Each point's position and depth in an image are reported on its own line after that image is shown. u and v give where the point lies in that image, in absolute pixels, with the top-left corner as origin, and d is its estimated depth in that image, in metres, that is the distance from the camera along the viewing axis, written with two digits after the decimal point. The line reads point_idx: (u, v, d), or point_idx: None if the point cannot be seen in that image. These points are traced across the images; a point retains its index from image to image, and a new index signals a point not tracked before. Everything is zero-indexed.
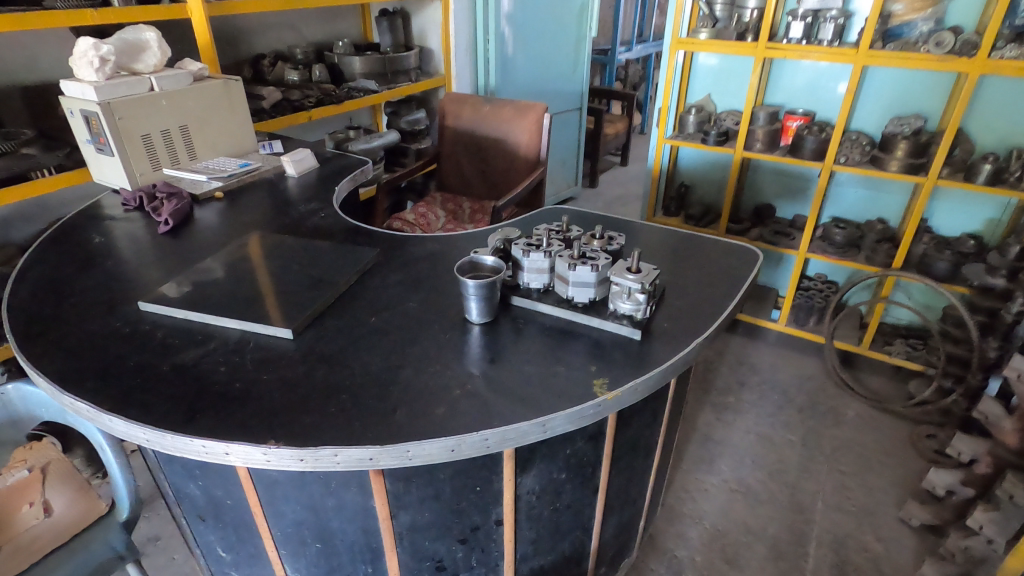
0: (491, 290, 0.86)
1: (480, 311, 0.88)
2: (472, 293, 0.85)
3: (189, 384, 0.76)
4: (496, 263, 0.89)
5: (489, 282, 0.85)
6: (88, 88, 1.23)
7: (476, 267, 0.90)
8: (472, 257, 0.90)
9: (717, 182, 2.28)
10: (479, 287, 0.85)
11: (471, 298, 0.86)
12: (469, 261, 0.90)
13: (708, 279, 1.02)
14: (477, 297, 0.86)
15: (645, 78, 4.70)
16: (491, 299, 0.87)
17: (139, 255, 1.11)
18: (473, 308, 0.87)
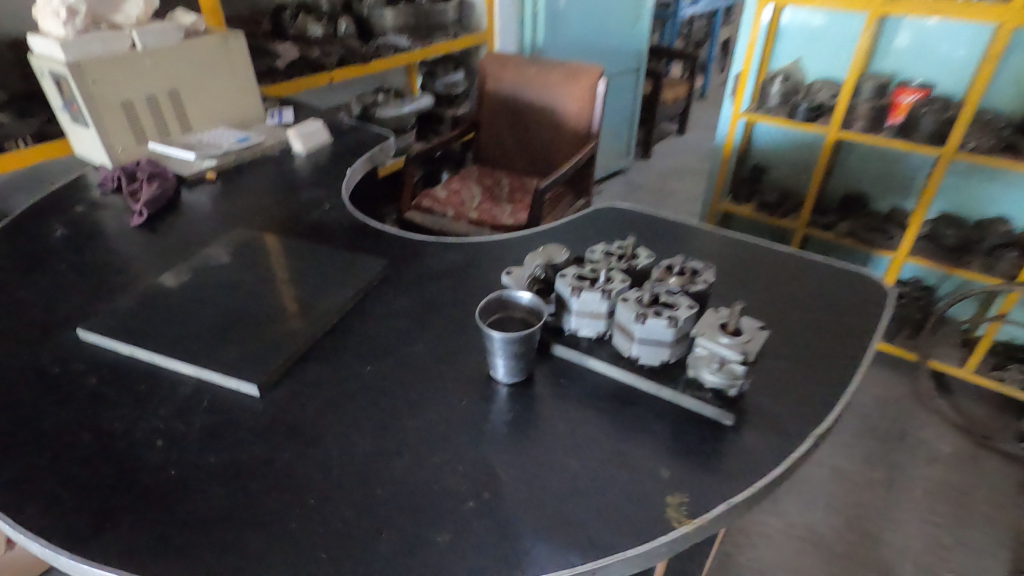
0: (525, 344, 0.63)
1: (509, 369, 0.65)
2: (499, 347, 0.62)
3: (112, 465, 0.56)
4: (534, 303, 0.65)
5: (523, 335, 0.61)
6: (54, 45, 1.03)
7: (506, 308, 0.67)
8: (502, 292, 0.66)
9: (799, 165, 1.93)
10: (508, 341, 0.61)
11: (498, 353, 0.63)
12: (498, 297, 0.66)
13: (821, 326, 0.75)
14: (506, 353, 0.63)
15: (709, 35, 4.24)
16: (525, 355, 0.64)
17: (102, 253, 0.92)
18: (500, 364, 0.64)
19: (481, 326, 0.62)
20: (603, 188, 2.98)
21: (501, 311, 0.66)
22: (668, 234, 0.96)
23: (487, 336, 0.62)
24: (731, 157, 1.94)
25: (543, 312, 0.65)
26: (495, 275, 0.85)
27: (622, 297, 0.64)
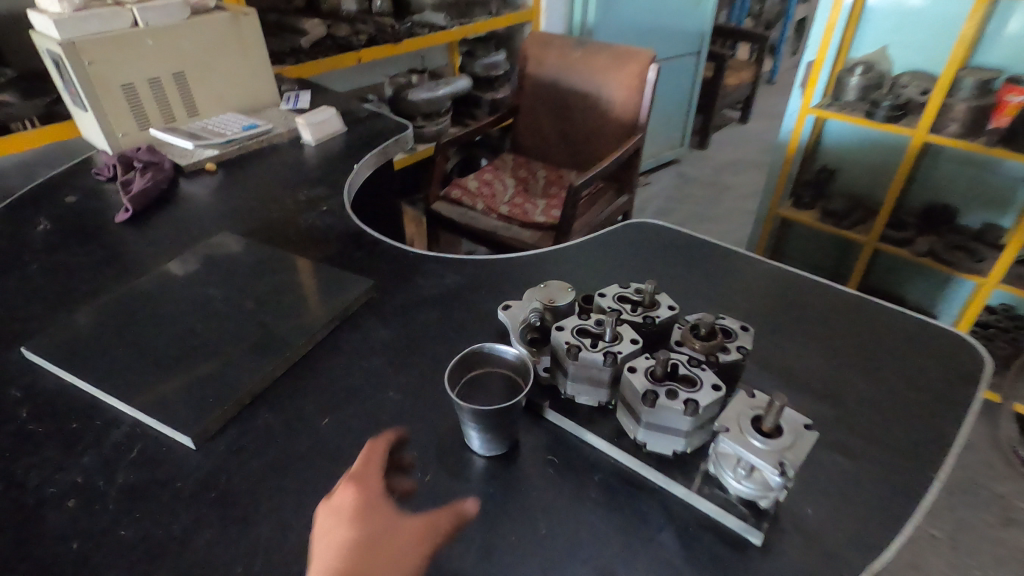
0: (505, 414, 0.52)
1: (487, 442, 0.54)
2: (471, 419, 0.51)
3: (11, 530, 0.49)
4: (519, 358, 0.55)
5: (501, 405, 0.50)
6: (48, 22, 0.96)
7: (483, 365, 0.56)
8: (480, 346, 0.56)
9: (876, 169, 1.70)
10: (483, 413, 0.50)
11: (470, 425, 0.52)
12: (474, 353, 0.55)
13: (889, 404, 0.59)
14: (481, 425, 0.51)
15: (783, 13, 3.88)
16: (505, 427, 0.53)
17: (78, 251, 0.85)
18: (475, 436, 0.53)
19: (448, 394, 0.50)
20: (651, 180, 2.78)
21: (476, 370, 0.56)
22: (707, 262, 0.81)
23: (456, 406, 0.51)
24: (796, 156, 1.73)
25: (528, 374, 0.54)
26: (494, 305, 0.73)
27: (629, 365, 0.51)
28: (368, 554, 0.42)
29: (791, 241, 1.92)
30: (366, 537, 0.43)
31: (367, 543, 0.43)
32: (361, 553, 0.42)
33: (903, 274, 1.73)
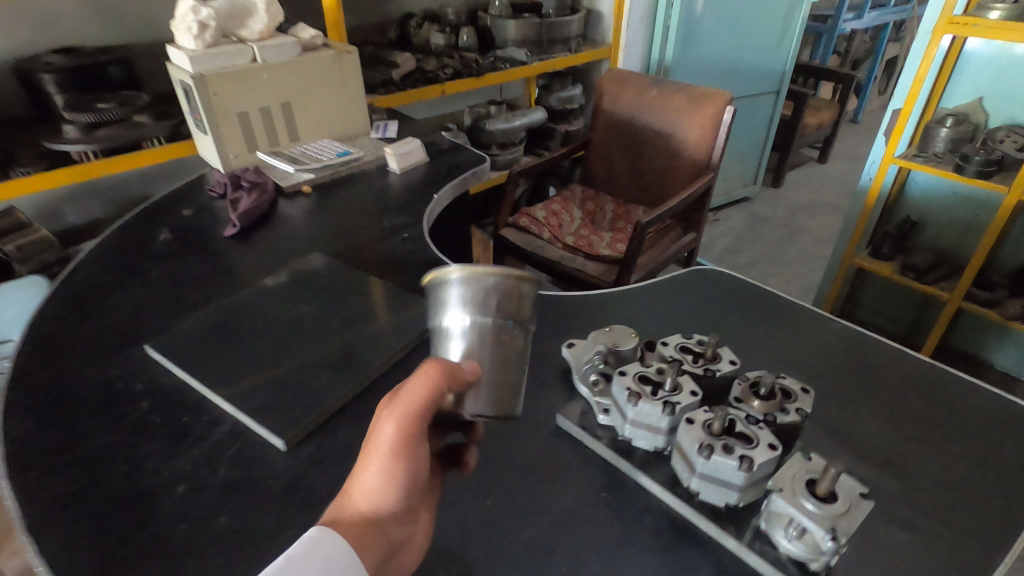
0: (490, 299, 0.50)
1: (466, 344, 0.51)
2: (455, 292, 0.50)
3: (130, 507, 0.56)
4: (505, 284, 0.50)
5: (491, 275, 0.49)
6: (184, 58, 1.10)
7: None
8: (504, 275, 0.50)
9: (964, 224, 1.62)
10: (470, 274, 0.49)
11: (449, 308, 0.51)
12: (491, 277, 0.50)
13: (958, 481, 0.58)
14: (462, 305, 0.50)
15: (872, 54, 3.76)
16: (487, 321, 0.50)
17: (192, 262, 0.96)
18: (455, 337, 0.51)
19: (434, 270, 0.52)
20: (720, 217, 2.75)
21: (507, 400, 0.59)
22: (771, 315, 0.82)
23: (441, 284, 0.51)
24: (876, 206, 1.69)
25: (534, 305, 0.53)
26: (558, 343, 0.77)
27: (688, 416, 0.53)
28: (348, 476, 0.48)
29: (867, 291, 1.85)
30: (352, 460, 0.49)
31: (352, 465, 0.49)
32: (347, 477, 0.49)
33: (991, 336, 1.63)
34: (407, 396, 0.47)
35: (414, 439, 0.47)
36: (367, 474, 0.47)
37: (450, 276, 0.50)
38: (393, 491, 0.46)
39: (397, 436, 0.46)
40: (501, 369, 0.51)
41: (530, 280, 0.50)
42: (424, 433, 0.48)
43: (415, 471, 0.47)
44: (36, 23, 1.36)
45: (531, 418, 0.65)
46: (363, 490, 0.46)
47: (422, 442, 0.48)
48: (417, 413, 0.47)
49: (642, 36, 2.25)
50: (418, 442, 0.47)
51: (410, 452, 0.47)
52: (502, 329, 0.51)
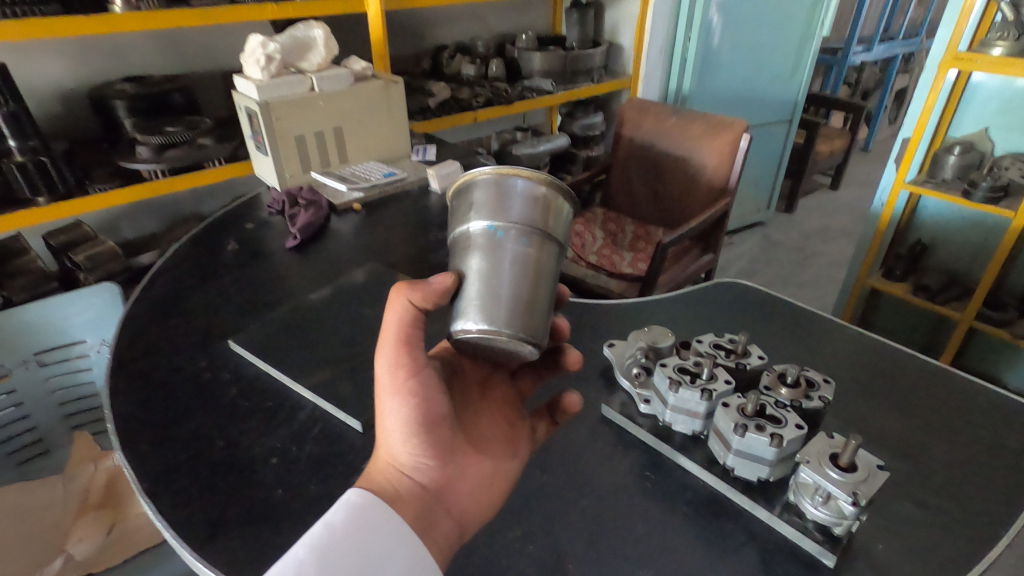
0: (515, 199, 0.50)
1: (484, 248, 0.50)
2: (479, 193, 0.51)
3: (232, 475, 0.64)
4: (530, 189, 0.50)
5: (521, 174, 0.50)
6: (252, 87, 1.21)
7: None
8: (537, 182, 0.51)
9: (974, 247, 1.69)
10: (500, 171, 0.50)
11: (471, 207, 0.51)
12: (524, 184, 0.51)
13: (965, 468, 0.65)
14: (484, 205, 0.51)
15: (882, 84, 3.87)
16: (508, 223, 0.50)
17: (260, 270, 1.06)
18: (472, 240, 0.51)
19: (462, 172, 0.53)
20: (735, 240, 2.83)
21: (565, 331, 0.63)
22: (791, 322, 0.89)
23: (470, 186, 0.52)
24: (888, 229, 1.76)
25: (565, 222, 0.53)
26: (598, 343, 0.85)
27: (723, 401, 0.61)
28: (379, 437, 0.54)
29: (880, 312, 1.91)
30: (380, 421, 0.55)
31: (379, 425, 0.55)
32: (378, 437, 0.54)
33: (1003, 356, 1.68)
34: (388, 336, 0.51)
35: (404, 372, 0.51)
36: (382, 424, 0.52)
37: (482, 176, 0.51)
38: (405, 428, 0.51)
39: (386, 376, 0.51)
40: (518, 282, 0.50)
41: (562, 192, 0.52)
42: (418, 361, 0.51)
43: (423, 402, 0.51)
44: (111, 54, 1.49)
45: (579, 408, 0.73)
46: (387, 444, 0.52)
47: (418, 370, 0.51)
48: (399, 347, 0.51)
49: (661, 68, 2.37)
50: (411, 372, 0.51)
51: (407, 386, 0.51)
52: (524, 237, 0.50)
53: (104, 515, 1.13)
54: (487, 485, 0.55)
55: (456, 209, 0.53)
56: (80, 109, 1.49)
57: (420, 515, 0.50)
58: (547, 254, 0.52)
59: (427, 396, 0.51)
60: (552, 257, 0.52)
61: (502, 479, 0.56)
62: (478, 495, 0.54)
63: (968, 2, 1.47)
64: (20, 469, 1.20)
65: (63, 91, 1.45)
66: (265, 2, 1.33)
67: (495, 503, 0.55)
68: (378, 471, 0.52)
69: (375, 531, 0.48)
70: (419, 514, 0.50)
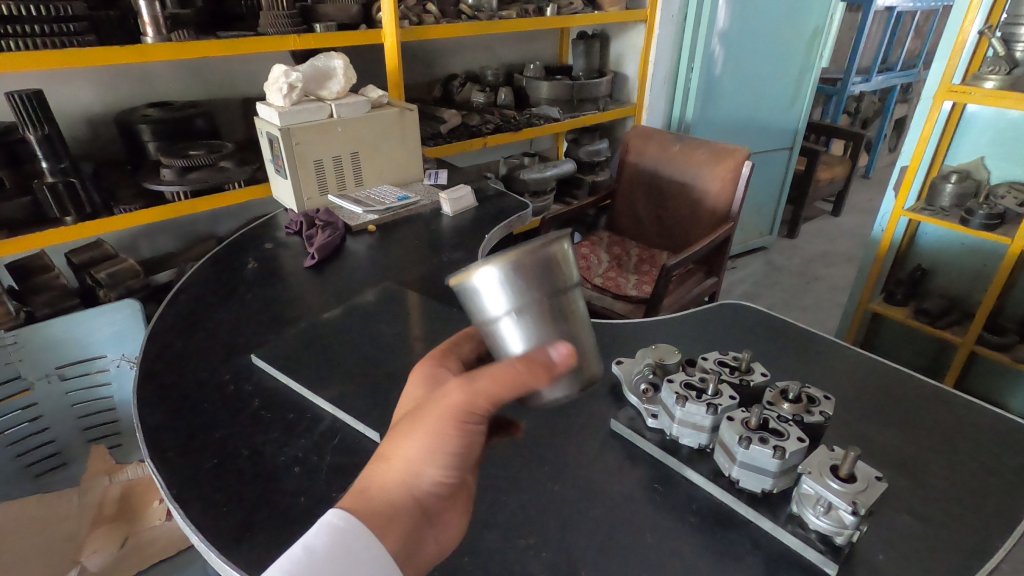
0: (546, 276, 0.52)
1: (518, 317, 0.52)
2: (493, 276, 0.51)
3: (258, 482, 0.67)
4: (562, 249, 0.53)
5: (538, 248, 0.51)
6: (274, 113, 1.27)
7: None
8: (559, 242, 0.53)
9: (972, 272, 1.72)
10: (510, 256, 0.50)
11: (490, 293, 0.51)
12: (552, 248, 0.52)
13: (962, 484, 0.67)
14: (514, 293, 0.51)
15: (882, 113, 3.95)
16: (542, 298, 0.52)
17: (279, 288, 1.10)
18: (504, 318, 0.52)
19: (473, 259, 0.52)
20: (738, 265, 2.87)
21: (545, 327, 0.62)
22: (792, 342, 0.93)
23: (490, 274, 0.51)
24: (887, 255, 1.80)
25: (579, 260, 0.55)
26: (606, 361, 0.88)
27: (728, 416, 0.64)
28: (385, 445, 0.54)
29: (882, 336, 1.94)
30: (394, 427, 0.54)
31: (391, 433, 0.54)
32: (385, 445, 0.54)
33: (1004, 381, 1.70)
34: (485, 382, 0.50)
35: (474, 418, 0.52)
36: (413, 445, 0.52)
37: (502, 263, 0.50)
38: (430, 459, 0.52)
39: (458, 412, 0.51)
40: (564, 338, 0.54)
41: (569, 240, 0.54)
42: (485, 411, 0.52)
43: (463, 444, 0.53)
44: (137, 81, 1.55)
45: (588, 422, 0.76)
46: (405, 460, 0.52)
47: (475, 421, 0.52)
48: (491, 397, 0.51)
49: (665, 96, 2.44)
50: (479, 418, 0.52)
51: (467, 426, 0.52)
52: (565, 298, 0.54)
53: (117, 528, 1.15)
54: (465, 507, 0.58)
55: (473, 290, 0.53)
56: (106, 133, 1.55)
57: (410, 538, 0.51)
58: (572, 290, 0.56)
59: (470, 438, 0.53)
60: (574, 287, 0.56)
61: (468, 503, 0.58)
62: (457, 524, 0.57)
63: (960, 36, 1.53)
64: (37, 481, 1.22)
65: (91, 116, 1.51)
66: (287, 33, 1.40)
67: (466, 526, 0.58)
68: (389, 486, 0.52)
69: (355, 558, 0.47)
70: (410, 539, 0.51)
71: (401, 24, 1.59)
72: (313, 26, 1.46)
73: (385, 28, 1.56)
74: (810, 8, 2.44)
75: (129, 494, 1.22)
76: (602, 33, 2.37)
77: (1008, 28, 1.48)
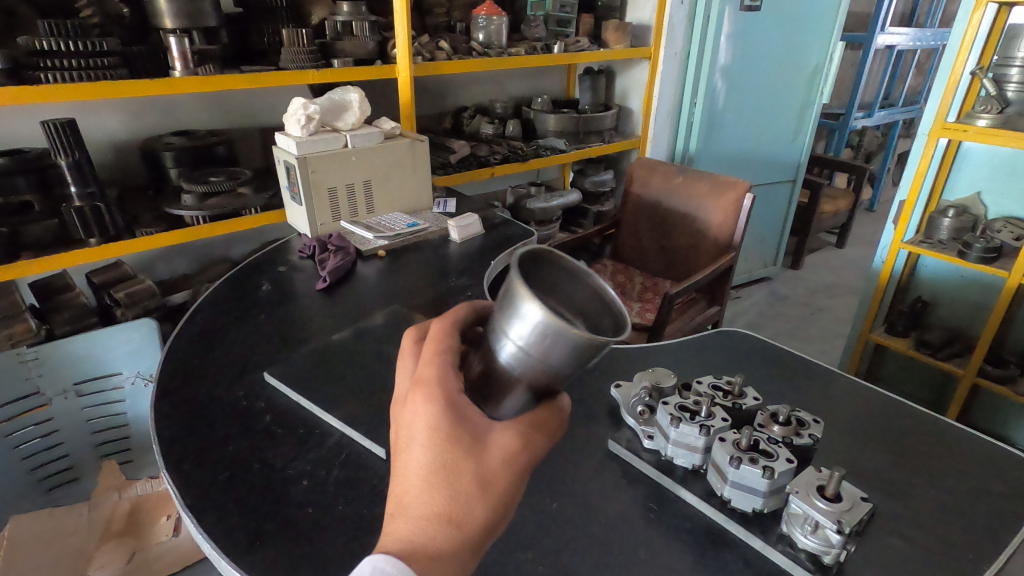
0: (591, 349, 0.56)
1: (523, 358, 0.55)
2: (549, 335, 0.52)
3: (268, 494, 0.70)
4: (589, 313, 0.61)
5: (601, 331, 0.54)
6: (292, 143, 1.33)
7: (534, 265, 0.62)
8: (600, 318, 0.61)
9: (972, 305, 1.74)
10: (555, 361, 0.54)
11: (530, 339, 0.53)
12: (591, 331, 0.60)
13: (951, 507, 0.69)
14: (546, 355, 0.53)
15: (884, 148, 4.01)
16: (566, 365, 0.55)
17: (291, 310, 1.15)
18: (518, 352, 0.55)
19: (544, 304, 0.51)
20: (742, 294, 2.89)
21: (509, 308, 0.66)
22: (787, 369, 0.95)
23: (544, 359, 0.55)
24: (888, 286, 1.82)
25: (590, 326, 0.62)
26: (606, 384, 0.91)
27: (720, 437, 0.67)
28: (434, 497, 0.48)
29: (885, 367, 1.95)
30: (440, 477, 0.48)
31: (438, 483, 0.48)
32: (431, 497, 0.48)
33: (1008, 413, 1.70)
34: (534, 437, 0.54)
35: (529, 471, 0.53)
36: (484, 505, 0.49)
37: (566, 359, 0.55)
38: (495, 511, 0.50)
39: (523, 465, 0.52)
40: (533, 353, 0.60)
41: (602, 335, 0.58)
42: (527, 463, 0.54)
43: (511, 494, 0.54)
44: (162, 111, 1.63)
45: (587, 443, 0.79)
46: (467, 514, 0.48)
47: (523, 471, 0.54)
48: (540, 454, 0.53)
49: (669, 129, 2.50)
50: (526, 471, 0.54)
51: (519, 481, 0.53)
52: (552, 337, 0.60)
53: (125, 544, 1.17)
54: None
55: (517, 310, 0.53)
56: (130, 160, 1.62)
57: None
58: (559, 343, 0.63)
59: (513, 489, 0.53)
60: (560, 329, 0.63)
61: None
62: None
63: (953, 78, 1.58)
64: (49, 494, 1.25)
65: (117, 143, 1.58)
66: (307, 68, 1.47)
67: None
68: (461, 546, 0.47)
69: None
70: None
71: (414, 60, 1.67)
72: (331, 62, 1.53)
73: (399, 63, 1.63)
74: (809, 47, 2.52)
75: (139, 510, 1.24)
76: (607, 68, 2.45)
77: (999, 69, 1.53)
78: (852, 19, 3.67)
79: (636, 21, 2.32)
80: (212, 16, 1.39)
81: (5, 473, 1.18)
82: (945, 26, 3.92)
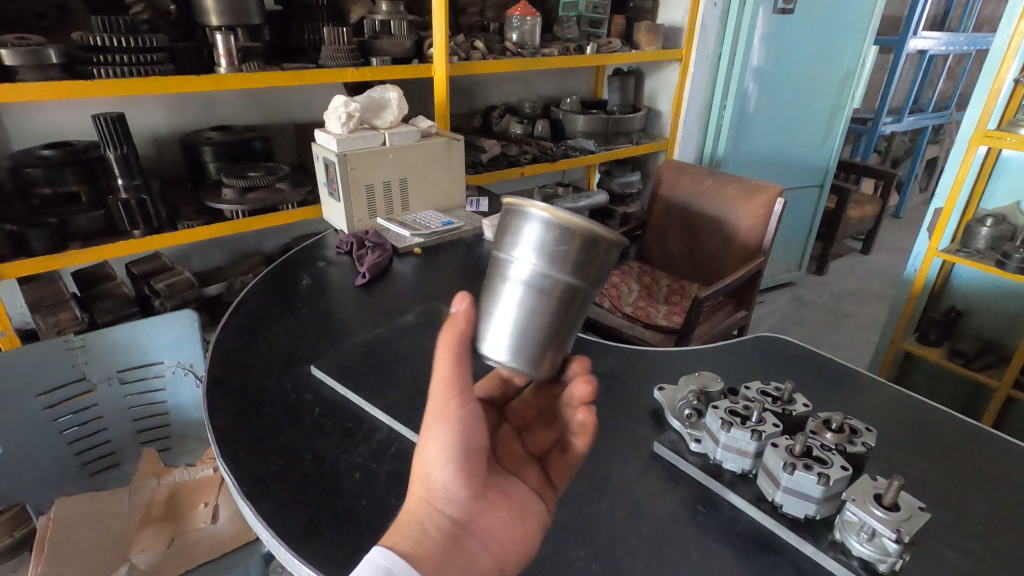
0: (571, 241, 0.53)
1: (520, 291, 0.56)
2: (535, 272, 0.55)
3: (323, 484, 0.72)
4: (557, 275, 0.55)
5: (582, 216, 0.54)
6: (332, 140, 1.35)
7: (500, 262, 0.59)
8: (571, 262, 0.54)
9: (1008, 316, 1.72)
10: (538, 296, 0.56)
11: (526, 257, 0.55)
12: (563, 288, 0.55)
13: (1004, 521, 0.69)
14: (540, 276, 0.55)
15: (912, 153, 3.95)
16: (566, 293, 0.55)
17: (332, 304, 1.17)
18: (514, 287, 0.57)
19: (511, 195, 0.56)
20: (766, 299, 2.87)
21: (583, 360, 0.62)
22: (826, 376, 0.95)
23: (530, 295, 0.56)
24: (921, 295, 1.80)
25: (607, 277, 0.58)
26: (649, 386, 0.92)
27: (772, 442, 0.68)
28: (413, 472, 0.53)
29: (915, 377, 1.93)
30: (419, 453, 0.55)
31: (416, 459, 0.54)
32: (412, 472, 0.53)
33: None
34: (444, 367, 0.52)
35: (455, 400, 0.51)
36: (417, 456, 0.51)
37: (537, 286, 0.56)
38: (441, 454, 0.50)
39: (432, 404, 0.52)
40: (536, 325, 0.57)
41: (558, 276, 0.54)
42: (468, 393, 0.52)
43: (467, 431, 0.51)
44: (202, 106, 1.66)
45: (633, 445, 0.79)
46: (420, 471, 0.51)
47: (466, 401, 0.52)
48: (448, 370, 0.51)
49: (698, 131, 2.49)
50: (461, 402, 0.51)
51: (452, 414, 0.51)
52: (549, 295, 0.56)
53: (164, 529, 1.20)
54: (518, 520, 0.55)
55: (503, 230, 0.58)
56: (171, 153, 1.65)
57: (457, 552, 0.49)
58: (578, 321, 0.58)
59: (472, 425, 0.51)
60: (583, 324, 0.59)
61: (530, 516, 0.56)
62: (510, 530, 0.54)
63: (996, 85, 1.55)
64: (92, 479, 1.28)
65: (158, 136, 1.62)
66: (346, 66, 1.49)
67: (525, 539, 0.55)
68: (412, 507, 0.50)
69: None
70: (453, 551, 0.48)
71: (449, 60, 1.68)
72: (370, 60, 1.55)
73: (435, 62, 1.65)
74: (843, 51, 2.49)
75: (174, 498, 1.26)
76: (637, 69, 2.45)
77: None
78: (883, 23, 3.62)
79: (668, 23, 2.31)
80: (256, 15, 1.41)
81: (52, 456, 1.21)
82: (979, 31, 3.84)
